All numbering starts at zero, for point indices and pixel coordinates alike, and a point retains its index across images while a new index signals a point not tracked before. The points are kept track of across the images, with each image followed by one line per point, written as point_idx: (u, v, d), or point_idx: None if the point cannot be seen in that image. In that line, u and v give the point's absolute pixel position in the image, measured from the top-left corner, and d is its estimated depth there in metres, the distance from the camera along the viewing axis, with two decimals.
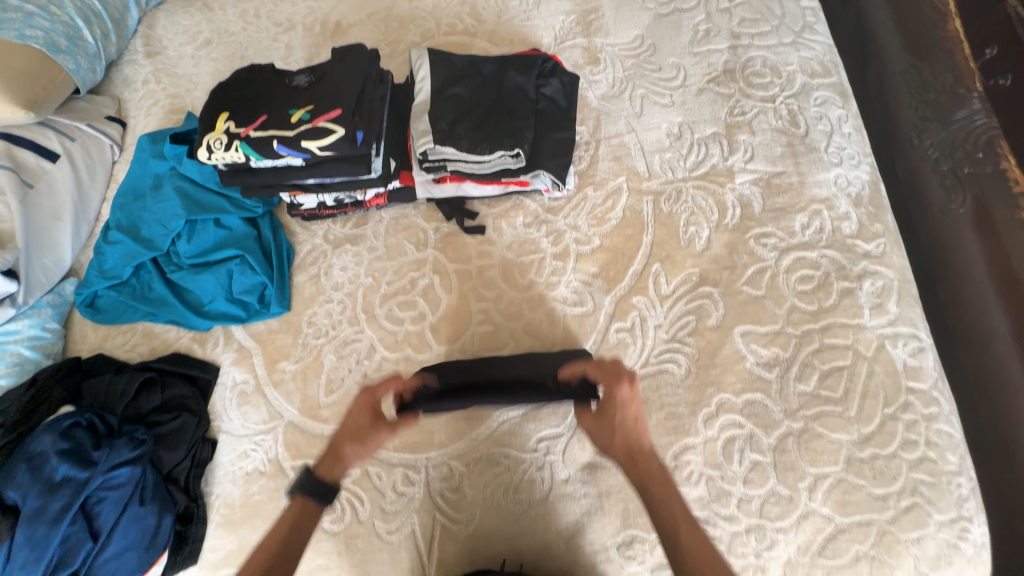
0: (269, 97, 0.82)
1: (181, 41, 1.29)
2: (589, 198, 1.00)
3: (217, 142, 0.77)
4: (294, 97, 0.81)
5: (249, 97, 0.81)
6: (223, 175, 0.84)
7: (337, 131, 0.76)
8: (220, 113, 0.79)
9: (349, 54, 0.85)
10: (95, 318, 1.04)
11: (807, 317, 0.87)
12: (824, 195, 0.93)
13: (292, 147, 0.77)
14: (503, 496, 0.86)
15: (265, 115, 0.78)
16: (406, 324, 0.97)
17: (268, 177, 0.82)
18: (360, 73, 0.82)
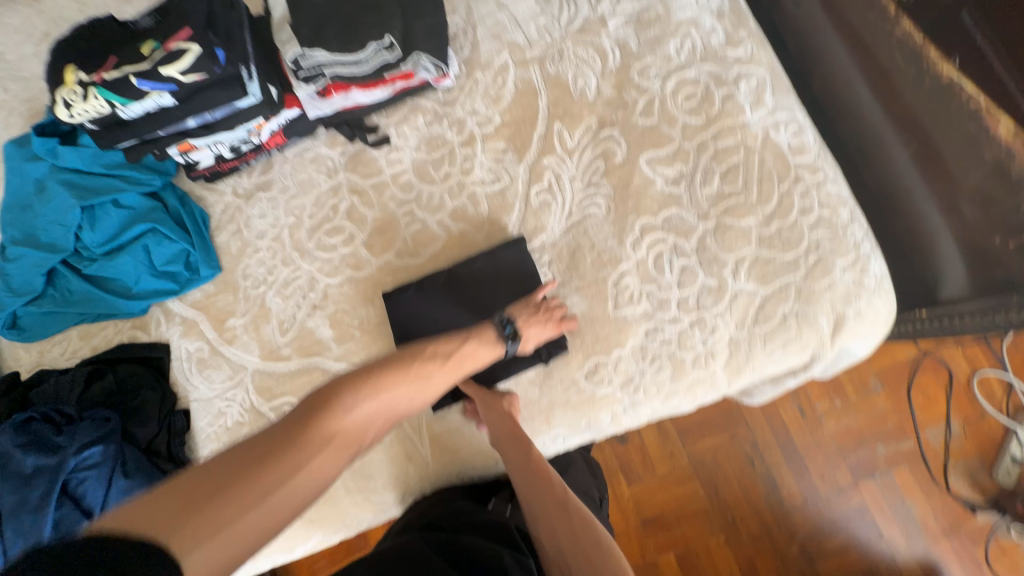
0: (115, 41, 0.78)
1: (17, 42, 1.19)
2: (479, 81, 1.02)
3: (74, 95, 0.74)
4: (141, 35, 0.77)
5: (92, 45, 0.78)
6: (97, 138, 0.81)
7: (192, 48, 0.74)
8: (67, 69, 0.76)
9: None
10: (22, 337, 1.00)
11: (699, 129, 0.94)
12: (690, 16, 0.98)
13: (154, 80, 0.75)
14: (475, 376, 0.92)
15: (115, 57, 0.75)
16: (339, 249, 0.99)
17: (144, 126, 0.80)
18: None
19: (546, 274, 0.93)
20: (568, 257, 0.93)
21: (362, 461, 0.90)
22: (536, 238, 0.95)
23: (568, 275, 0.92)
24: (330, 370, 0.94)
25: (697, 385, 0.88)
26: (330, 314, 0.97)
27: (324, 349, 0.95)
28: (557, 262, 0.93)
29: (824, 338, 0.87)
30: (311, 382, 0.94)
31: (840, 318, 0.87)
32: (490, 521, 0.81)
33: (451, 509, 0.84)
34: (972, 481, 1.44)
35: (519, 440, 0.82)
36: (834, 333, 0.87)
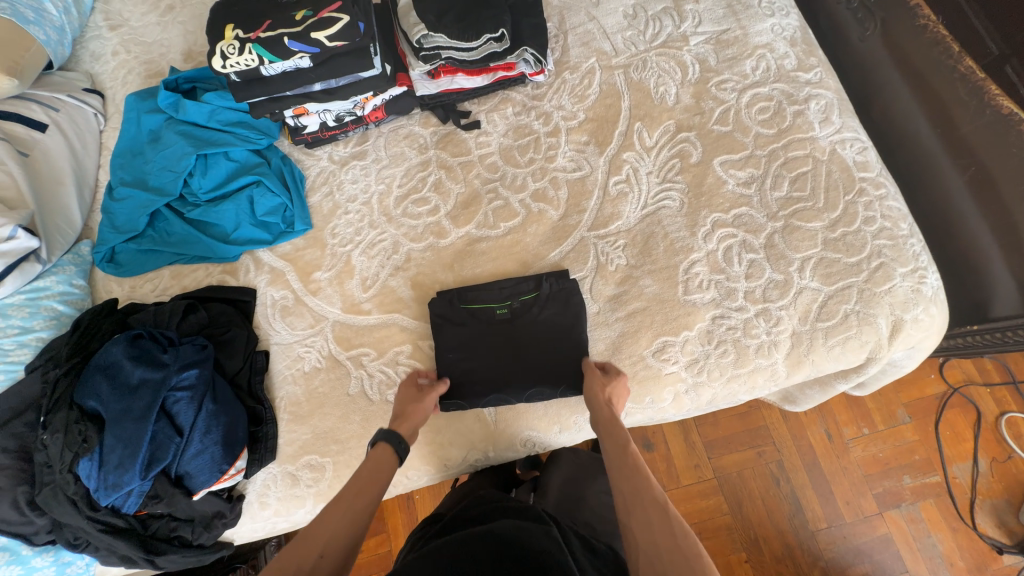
0: (265, 5, 0.86)
1: (143, 11, 1.31)
2: (567, 81, 1.12)
3: (230, 48, 0.83)
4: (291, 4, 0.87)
5: (246, 8, 0.86)
6: (234, 91, 0.90)
7: (343, 18, 0.83)
8: (224, 24, 0.85)
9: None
10: (118, 271, 1.06)
11: (770, 139, 1.02)
12: (765, 41, 1.08)
13: (303, 42, 0.83)
14: (546, 364, 0.92)
15: (269, 19, 0.84)
16: (425, 217, 1.06)
17: (280, 83, 0.89)
18: None
19: (621, 257, 0.99)
20: (642, 244, 0.99)
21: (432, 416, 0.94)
22: (612, 223, 1.01)
23: (641, 259, 0.98)
24: (408, 327, 0.98)
25: (758, 373, 0.93)
26: (411, 276, 1.02)
27: (403, 307, 1.00)
28: (631, 247, 0.99)
29: (880, 340, 0.92)
30: (388, 336, 0.98)
31: (898, 322, 0.92)
32: (517, 505, 0.82)
33: (480, 499, 0.88)
34: (997, 520, 1.40)
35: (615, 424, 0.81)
36: (891, 336, 0.92)
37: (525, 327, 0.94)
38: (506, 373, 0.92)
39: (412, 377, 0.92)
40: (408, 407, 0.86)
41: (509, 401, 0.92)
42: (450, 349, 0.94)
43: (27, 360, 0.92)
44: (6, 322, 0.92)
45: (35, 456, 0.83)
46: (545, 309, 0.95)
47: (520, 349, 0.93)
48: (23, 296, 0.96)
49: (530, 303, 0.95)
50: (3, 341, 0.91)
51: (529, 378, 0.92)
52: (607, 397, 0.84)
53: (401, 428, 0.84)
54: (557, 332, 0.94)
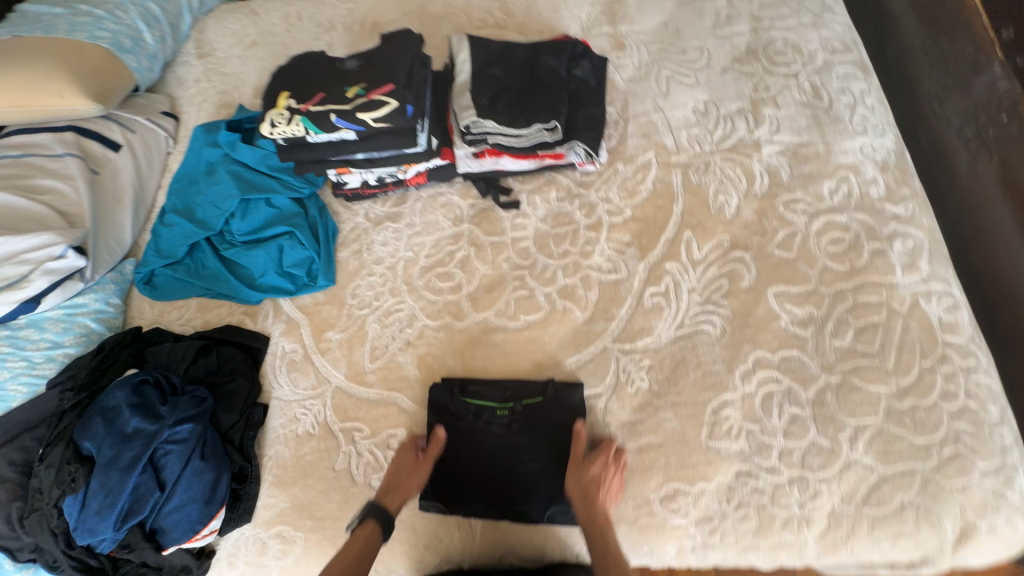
0: (322, 76, 0.88)
1: (230, 44, 1.39)
2: (620, 172, 1.05)
3: (280, 117, 0.84)
4: (347, 77, 0.88)
5: (304, 78, 0.89)
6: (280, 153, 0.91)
7: (391, 102, 0.83)
8: (280, 93, 0.87)
9: (398, 37, 0.95)
10: (152, 294, 1.10)
11: (839, 277, 0.89)
12: (851, 161, 0.96)
13: (350, 120, 0.84)
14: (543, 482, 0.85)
15: (322, 93, 0.85)
16: (446, 294, 1.02)
17: (324, 152, 0.89)
18: (406, 54, 0.89)
19: (644, 380, 0.89)
20: (670, 368, 0.89)
21: (411, 513, 0.88)
22: (640, 339, 0.92)
23: (666, 386, 0.89)
24: (406, 409, 0.94)
25: (783, 549, 0.79)
26: (419, 354, 0.98)
27: (406, 388, 0.96)
28: (656, 370, 0.90)
29: (944, 545, 0.76)
30: (385, 416, 0.94)
31: (968, 528, 0.76)
32: None
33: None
34: None
35: (588, 498, 0.78)
36: (958, 544, 0.76)
37: (524, 433, 0.87)
38: (490, 484, 0.85)
39: (408, 441, 0.89)
40: (403, 480, 0.83)
41: (491, 516, 0.85)
42: (442, 443, 0.89)
43: (50, 374, 0.96)
44: (41, 334, 0.98)
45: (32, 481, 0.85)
46: (548, 418, 0.88)
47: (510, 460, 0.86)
48: (61, 311, 1.01)
49: (531, 406, 0.89)
50: (34, 352, 0.96)
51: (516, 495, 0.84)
52: (582, 487, 0.79)
53: (392, 504, 0.82)
54: (555, 447, 0.86)
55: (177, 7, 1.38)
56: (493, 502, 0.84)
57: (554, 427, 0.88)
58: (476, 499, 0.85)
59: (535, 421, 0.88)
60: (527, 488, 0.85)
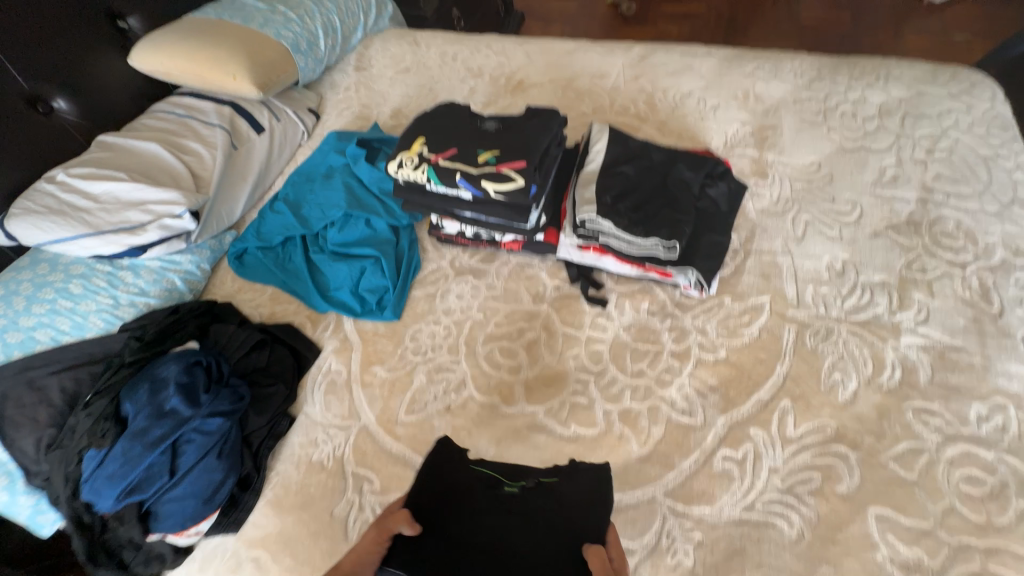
0: (461, 132, 0.90)
1: (386, 64, 1.50)
2: (724, 306, 0.96)
3: (409, 160, 0.86)
4: (483, 139, 0.88)
5: (442, 129, 0.91)
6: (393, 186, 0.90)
7: (518, 181, 0.82)
8: (417, 136, 0.89)
9: (543, 115, 0.95)
10: (238, 270, 1.15)
11: (970, 528, 0.72)
12: (1014, 389, 0.80)
13: (472, 183, 0.84)
14: None
15: (455, 149, 0.86)
16: (501, 372, 0.96)
17: (435, 202, 0.90)
18: (547, 135, 0.88)
19: (688, 556, 0.76)
20: (723, 554, 0.75)
21: None
22: (697, 505, 0.79)
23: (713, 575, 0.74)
24: None
25: None
26: (454, 425, 0.92)
27: None
28: (707, 549, 0.76)
29: None
30: (399, 477, 0.88)
31: None
32: None
33: None
34: None
35: None
36: None
37: (534, 521, 0.64)
38: None
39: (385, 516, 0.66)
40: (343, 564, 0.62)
41: None
42: (425, 489, 0.69)
43: (127, 318, 1.01)
44: (134, 279, 1.04)
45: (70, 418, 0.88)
46: (569, 500, 0.68)
47: (514, 558, 0.60)
48: (158, 263, 1.07)
49: (550, 486, 0.69)
50: (121, 294, 1.02)
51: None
52: None
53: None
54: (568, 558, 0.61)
55: (355, 23, 1.51)
56: None
57: (574, 519, 0.65)
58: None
59: (551, 504, 0.66)
60: None
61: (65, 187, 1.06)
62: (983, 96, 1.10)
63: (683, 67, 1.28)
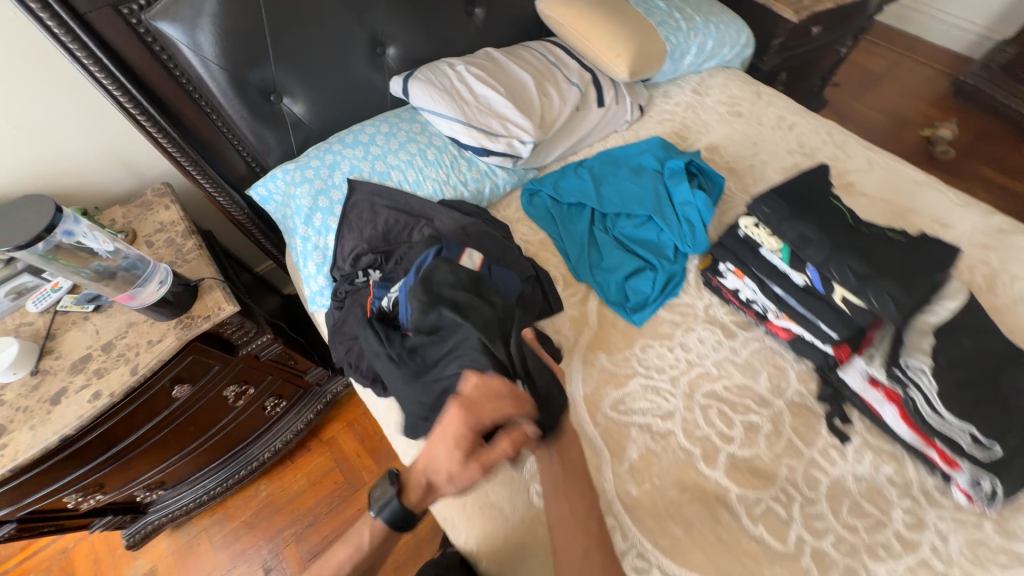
0: (841, 230, 0.88)
1: (720, 101, 1.54)
2: (984, 532, 0.84)
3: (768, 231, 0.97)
4: (860, 246, 0.86)
5: (820, 214, 0.91)
6: (778, 188, 0.95)
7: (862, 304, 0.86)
8: (790, 209, 0.91)
9: (930, 249, 0.88)
10: (528, 206, 1.30)
11: None
12: None
13: (818, 279, 0.91)
14: (899, 294, 0.80)
15: (825, 242, 0.86)
16: (711, 433, 0.97)
17: (758, 266, 0.99)
18: (925, 283, 0.82)
19: None
20: None
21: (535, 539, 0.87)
22: None
23: None
24: (601, 471, 0.93)
25: None
26: (648, 447, 0.96)
27: (616, 455, 0.95)
28: None
29: None
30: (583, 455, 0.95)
31: None
32: None
33: (437, 468, 0.80)
34: None
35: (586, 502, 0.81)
36: None
37: (897, 246, 0.87)
38: (849, 235, 0.88)
39: (453, 453, 0.79)
40: (437, 465, 0.80)
41: (825, 253, 0.85)
42: (798, 183, 0.97)
43: (445, 196, 1.22)
44: (466, 170, 1.24)
45: (381, 254, 1.12)
46: (921, 254, 0.86)
47: (888, 234, 0.90)
48: (485, 167, 1.27)
49: (895, 238, 0.89)
50: (453, 177, 1.23)
51: (852, 263, 0.83)
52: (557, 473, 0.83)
53: (438, 465, 0.80)
54: (949, 261, 0.86)
55: (709, 57, 1.60)
56: (864, 256, 0.84)
57: (933, 270, 0.84)
58: (829, 239, 0.86)
59: (916, 256, 0.86)
60: (870, 257, 0.84)
61: (460, 78, 1.28)
62: None
63: None
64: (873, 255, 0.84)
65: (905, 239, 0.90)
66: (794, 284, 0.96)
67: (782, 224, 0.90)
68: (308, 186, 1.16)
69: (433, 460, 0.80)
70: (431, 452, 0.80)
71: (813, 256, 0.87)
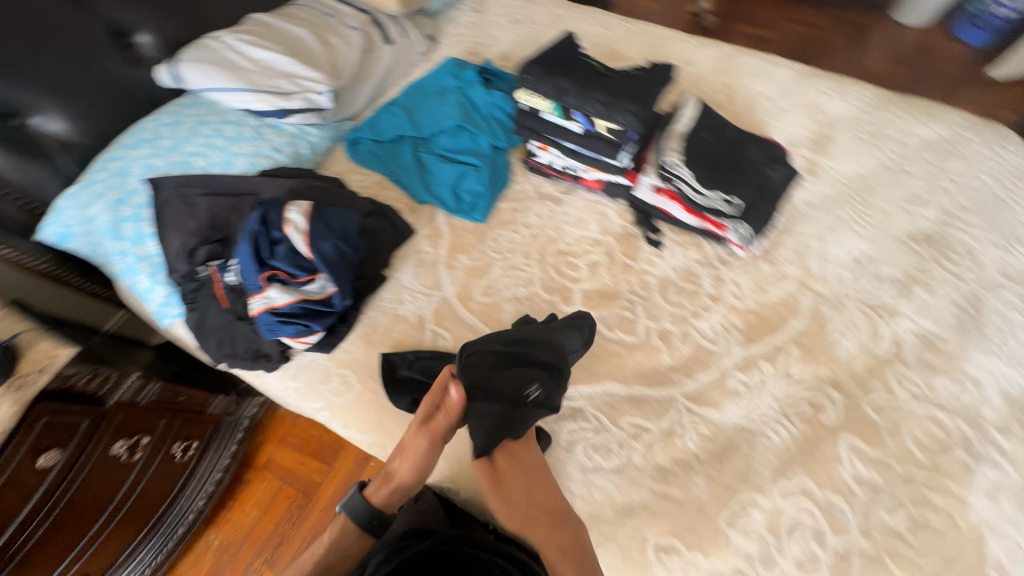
0: (589, 77, 1.08)
1: (500, 13, 1.67)
2: (760, 269, 1.13)
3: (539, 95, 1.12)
4: (603, 84, 1.07)
5: (571, 68, 1.09)
6: (536, 56, 1.11)
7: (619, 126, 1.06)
8: (548, 71, 1.08)
9: (655, 75, 1.13)
10: (353, 155, 1.33)
11: (917, 463, 0.90)
12: (978, 376, 0.98)
13: (586, 120, 1.10)
14: (638, 112, 1.04)
15: (577, 87, 1.05)
16: (565, 281, 1.14)
17: (546, 128, 1.15)
18: (652, 99, 1.07)
19: (693, 440, 0.95)
20: (721, 444, 0.94)
21: None
22: (706, 407, 0.98)
23: (710, 458, 0.93)
24: None
25: None
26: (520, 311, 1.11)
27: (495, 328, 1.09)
28: (709, 440, 0.95)
29: None
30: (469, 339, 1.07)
31: None
32: None
33: (403, 457, 0.90)
34: None
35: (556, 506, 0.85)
36: None
37: (631, 78, 1.11)
38: (595, 78, 1.08)
39: (421, 420, 0.91)
40: (404, 446, 0.91)
41: (581, 96, 1.05)
42: (552, 49, 1.14)
43: (263, 166, 1.21)
44: (274, 137, 1.24)
45: (222, 243, 1.11)
46: (648, 80, 1.11)
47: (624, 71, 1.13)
48: (294, 130, 1.28)
49: (628, 73, 1.12)
50: (263, 147, 1.22)
51: (599, 99, 1.04)
52: (529, 481, 0.86)
53: (400, 451, 0.92)
54: (667, 80, 1.12)
55: None
56: (607, 91, 1.06)
57: (657, 89, 1.10)
58: (581, 84, 1.06)
59: (644, 81, 1.10)
60: (611, 90, 1.06)
61: (232, 48, 1.24)
62: (1013, 151, 1.28)
63: (763, 72, 1.45)
64: (612, 88, 1.06)
65: (636, 72, 1.14)
66: (574, 133, 1.13)
67: (545, 83, 1.07)
68: (103, 202, 1.09)
69: (400, 449, 0.92)
70: (403, 438, 0.91)
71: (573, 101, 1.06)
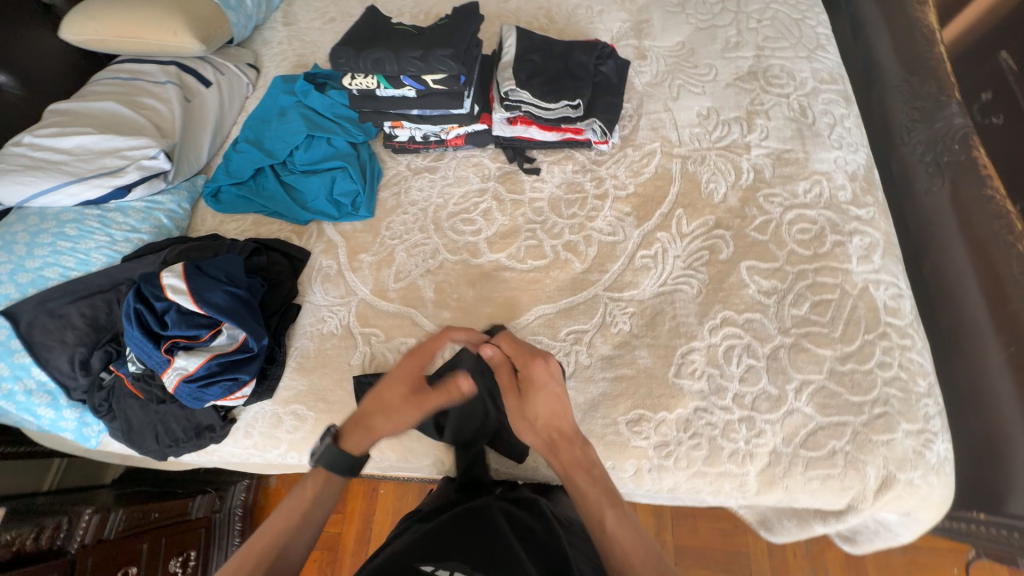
0: (401, 41, 1.11)
1: (312, 17, 1.63)
2: (629, 156, 1.22)
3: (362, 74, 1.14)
4: (415, 41, 1.10)
5: (381, 40, 1.12)
6: (343, 39, 1.13)
7: (444, 74, 1.10)
8: (358, 49, 1.10)
9: (463, 17, 1.18)
10: (217, 206, 1.27)
11: (803, 259, 1.03)
12: (826, 169, 1.13)
13: (415, 80, 1.13)
14: (455, 54, 1.08)
15: (390, 51, 1.07)
16: (467, 237, 1.18)
17: (386, 104, 1.18)
18: (465, 38, 1.11)
19: (626, 322, 1.03)
20: (649, 316, 1.03)
21: None
22: (627, 290, 1.06)
23: (643, 330, 1.02)
24: (418, 322, 1.09)
25: (725, 478, 0.90)
26: (437, 281, 1.13)
27: (420, 305, 1.11)
28: (638, 315, 1.03)
29: (865, 490, 0.87)
30: (400, 325, 1.09)
31: (889, 478, 0.87)
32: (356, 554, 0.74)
33: (389, 415, 0.83)
34: None
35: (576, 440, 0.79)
36: (878, 490, 0.87)
37: (440, 28, 1.15)
38: (405, 40, 1.11)
39: (410, 374, 0.85)
40: (384, 399, 0.84)
41: (398, 58, 1.07)
42: (358, 28, 1.16)
43: (126, 252, 1.14)
44: (124, 219, 1.16)
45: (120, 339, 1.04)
46: (457, 24, 1.15)
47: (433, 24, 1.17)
48: (142, 204, 1.20)
49: (437, 25, 1.16)
50: (116, 232, 1.14)
51: (414, 54, 1.07)
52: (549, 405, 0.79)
53: (380, 399, 0.84)
54: (477, 18, 1.17)
55: None
56: (420, 45, 1.09)
57: (468, 28, 1.14)
58: (393, 48, 1.08)
59: (454, 25, 1.14)
60: (423, 44, 1.10)
61: (37, 148, 1.15)
62: None
63: None
64: (424, 42, 1.10)
65: (445, 21, 1.18)
66: (413, 98, 1.17)
67: (361, 61, 1.09)
68: None
69: (378, 407, 0.84)
70: (386, 391, 0.85)
71: (392, 67, 1.09)
